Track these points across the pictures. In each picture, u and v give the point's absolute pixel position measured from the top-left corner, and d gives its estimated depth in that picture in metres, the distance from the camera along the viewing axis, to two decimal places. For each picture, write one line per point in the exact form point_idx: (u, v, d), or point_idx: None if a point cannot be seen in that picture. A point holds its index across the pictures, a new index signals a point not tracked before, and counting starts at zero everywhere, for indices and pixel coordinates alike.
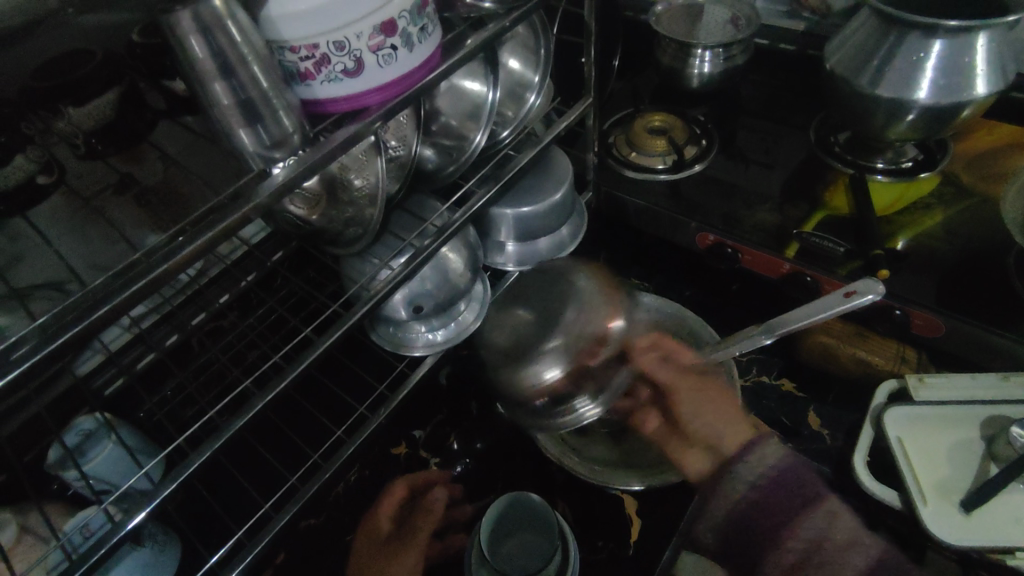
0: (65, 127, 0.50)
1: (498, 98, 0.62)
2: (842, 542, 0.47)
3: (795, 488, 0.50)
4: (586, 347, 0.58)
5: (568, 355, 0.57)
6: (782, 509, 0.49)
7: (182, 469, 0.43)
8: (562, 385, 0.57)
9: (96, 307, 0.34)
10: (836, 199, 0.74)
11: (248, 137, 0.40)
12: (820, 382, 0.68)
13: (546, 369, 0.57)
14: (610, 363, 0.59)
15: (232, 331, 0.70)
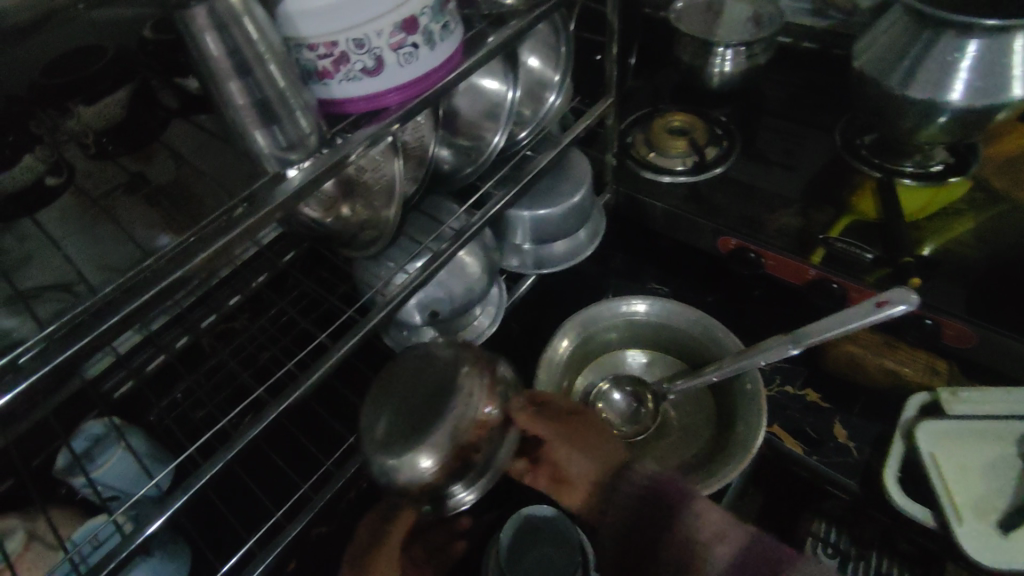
0: (74, 126, 0.49)
1: (516, 99, 0.60)
2: (713, 538, 0.41)
3: (672, 494, 0.42)
4: (464, 427, 0.41)
5: (450, 436, 0.41)
6: (650, 516, 0.42)
7: (194, 480, 0.41)
8: (438, 479, 0.41)
9: (106, 318, 0.34)
10: (864, 205, 0.72)
11: (265, 139, 0.39)
12: (847, 393, 0.66)
13: (419, 458, 0.41)
14: (499, 435, 0.43)
15: (243, 334, 0.69)
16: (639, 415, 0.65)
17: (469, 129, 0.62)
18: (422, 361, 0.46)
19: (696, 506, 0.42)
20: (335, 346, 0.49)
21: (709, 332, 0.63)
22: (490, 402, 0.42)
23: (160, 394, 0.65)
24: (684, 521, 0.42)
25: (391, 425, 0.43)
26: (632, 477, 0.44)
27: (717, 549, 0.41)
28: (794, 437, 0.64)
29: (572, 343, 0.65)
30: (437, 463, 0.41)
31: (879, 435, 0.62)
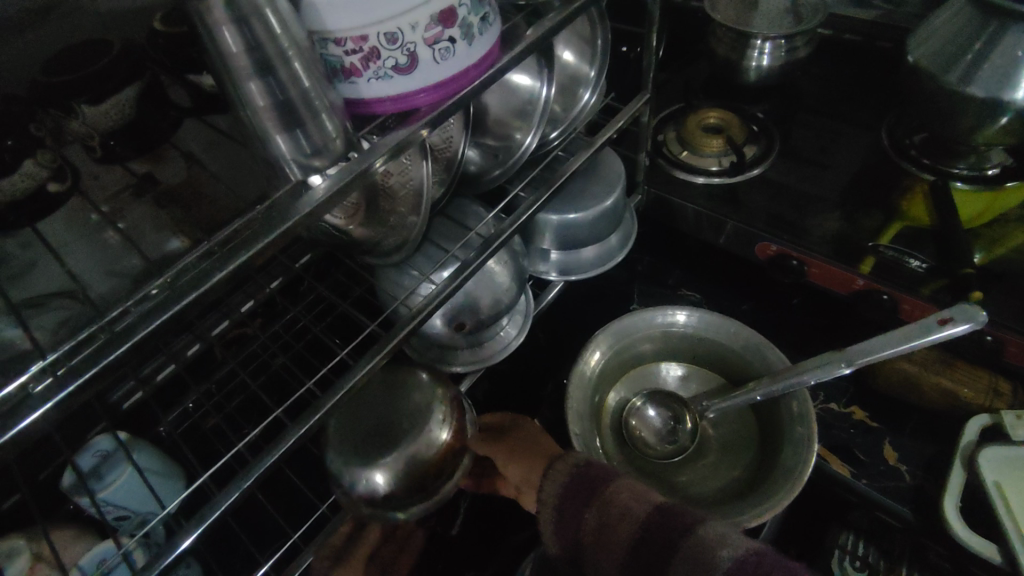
0: (79, 127, 0.46)
1: (551, 96, 0.56)
2: (617, 522, 0.44)
3: (588, 479, 0.47)
4: (423, 455, 0.47)
5: (404, 462, 0.46)
6: (573, 502, 0.47)
7: (207, 511, 0.37)
8: (391, 495, 0.46)
9: (114, 343, 0.30)
10: (915, 209, 0.68)
11: (286, 142, 0.35)
12: (896, 412, 0.62)
13: (374, 478, 0.45)
14: (455, 456, 0.48)
15: (256, 342, 0.65)
16: (675, 435, 0.63)
17: (499, 129, 0.58)
18: (387, 394, 0.51)
19: (607, 496, 0.45)
20: (361, 361, 0.45)
21: (754, 346, 0.59)
22: (447, 433, 0.48)
23: (168, 406, 0.61)
24: (597, 507, 0.45)
25: (355, 443, 0.47)
26: (551, 478, 0.48)
27: (618, 531, 0.43)
28: (840, 458, 0.60)
29: (605, 355, 0.60)
30: (389, 482, 0.45)
31: (932, 458, 0.59)
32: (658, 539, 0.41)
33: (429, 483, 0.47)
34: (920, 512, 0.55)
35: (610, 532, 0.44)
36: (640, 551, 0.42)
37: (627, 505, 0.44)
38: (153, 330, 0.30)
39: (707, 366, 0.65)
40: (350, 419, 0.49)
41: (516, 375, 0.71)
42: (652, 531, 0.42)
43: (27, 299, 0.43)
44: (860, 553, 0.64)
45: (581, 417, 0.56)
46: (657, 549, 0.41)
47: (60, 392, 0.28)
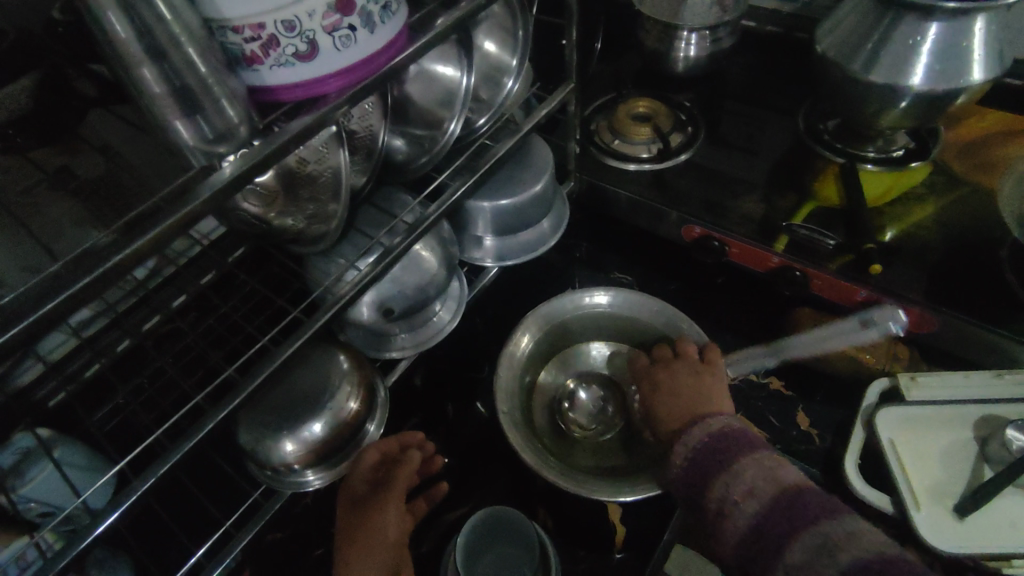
0: None
1: (471, 85, 0.58)
2: (741, 497, 0.46)
3: (722, 447, 0.49)
4: (330, 425, 0.54)
5: (310, 435, 0.53)
6: (703, 459, 0.49)
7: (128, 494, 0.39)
8: (298, 461, 0.53)
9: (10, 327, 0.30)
10: (826, 190, 0.72)
11: (187, 129, 0.36)
12: (808, 380, 0.66)
13: (282, 446, 0.53)
14: (358, 425, 0.57)
15: (188, 334, 0.64)
16: (604, 415, 0.65)
17: (423, 118, 0.58)
18: (306, 368, 0.56)
19: (736, 468, 0.47)
20: (282, 346, 0.47)
21: (673, 324, 0.62)
22: (352, 404, 0.56)
23: (89, 410, 0.59)
24: (729, 474, 0.47)
25: (264, 417, 0.54)
26: (686, 442, 0.51)
27: (742, 507, 0.45)
28: (755, 425, 0.64)
29: (534, 339, 0.62)
30: (301, 449, 0.53)
31: (839, 423, 0.63)
32: (783, 517, 0.43)
33: (334, 449, 0.55)
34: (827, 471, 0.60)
35: (734, 505, 0.46)
36: (763, 530, 0.44)
37: (753, 482, 0.46)
38: (50, 314, 0.31)
39: (628, 341, 0.67)
40: (263, 400, 0.55)
41: (452, 360, 0.72)
42: (778, 516, 0.44)
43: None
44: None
45: (512, 397, 0.58)
46: (774, 544, 0.43)
47: None
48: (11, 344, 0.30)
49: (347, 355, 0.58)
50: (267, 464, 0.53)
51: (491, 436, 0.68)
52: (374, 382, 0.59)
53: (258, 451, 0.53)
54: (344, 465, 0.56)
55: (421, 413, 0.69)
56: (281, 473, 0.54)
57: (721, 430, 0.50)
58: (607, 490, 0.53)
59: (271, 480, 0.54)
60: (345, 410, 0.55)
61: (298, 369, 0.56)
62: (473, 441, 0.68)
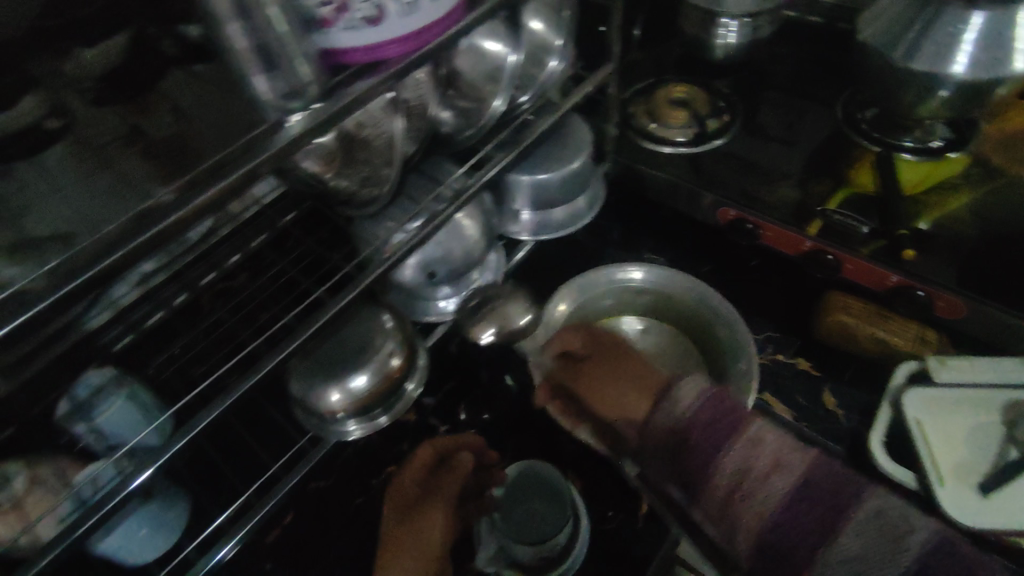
0: (74, 70, 0.53)
1: (517, 62, 0.60)
2: (768, 470, 0.44)
3: (720, 416, 0.47)
4: (374, 378, 0.58)
5: (356, 387, 0.57)
6: (709, 429, 0.47)
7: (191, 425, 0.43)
8: (344, 411, 0.57)
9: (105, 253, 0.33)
10: (860, 177, 0.72)
11: (264, 84, 0.39)
12: (836, 362, 0.67)
13: (328, 396, 0.56)
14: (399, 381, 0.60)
15: (242, 292, 0.69)
16: None
17: (471, 91, 0.61)
18: (352, 324, 0.60)
19: (747, 438, 0.46)
20: (334, 298, 0.50)
21: (700, 298, 0.64)
22: (395, 362, 0.59)
23: (146, 360, 0.63)
24: (738, 443, 0.46)
25: (314, 369, 0.57)
26: (683, 401, 0.49)
27: (770, 481, 0.44)
28: (782, 403, 0.65)
29: (569, 306, 0.66)
30: (346, 400, 0.57)
31: (867, 405, 0.64)
32: (815, 500, 0.42)
33: (378, 401, 0.59)
34: (853, 450, 0.61)
35: (763, 478, 0.44)
36: (798, 510, 0.42)
37: (772, 454, 0.45)
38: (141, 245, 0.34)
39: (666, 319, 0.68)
40: (312, 353, 0.58)
41: (487, 330, 0.75)
42: (814, 495, 0.42)
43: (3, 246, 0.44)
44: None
45: (544, 360, 0.62)
46: (813, 530, 0.42)
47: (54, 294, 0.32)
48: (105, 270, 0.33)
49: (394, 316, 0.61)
50: (314, 411, 0.57)
51: (522, 404, 0.70)
52: (416, 343, 0.62)
53: (306, 399, 0.57)
54: (383, 421, 0.60)
55: (456, 379, 0.72)
56: (329, 421, 0.58)
57: (711, 395, 0.49)
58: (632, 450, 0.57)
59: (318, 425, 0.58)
60: (390, 366, 0.59)
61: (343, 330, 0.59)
62: (505, 409, 0.70)
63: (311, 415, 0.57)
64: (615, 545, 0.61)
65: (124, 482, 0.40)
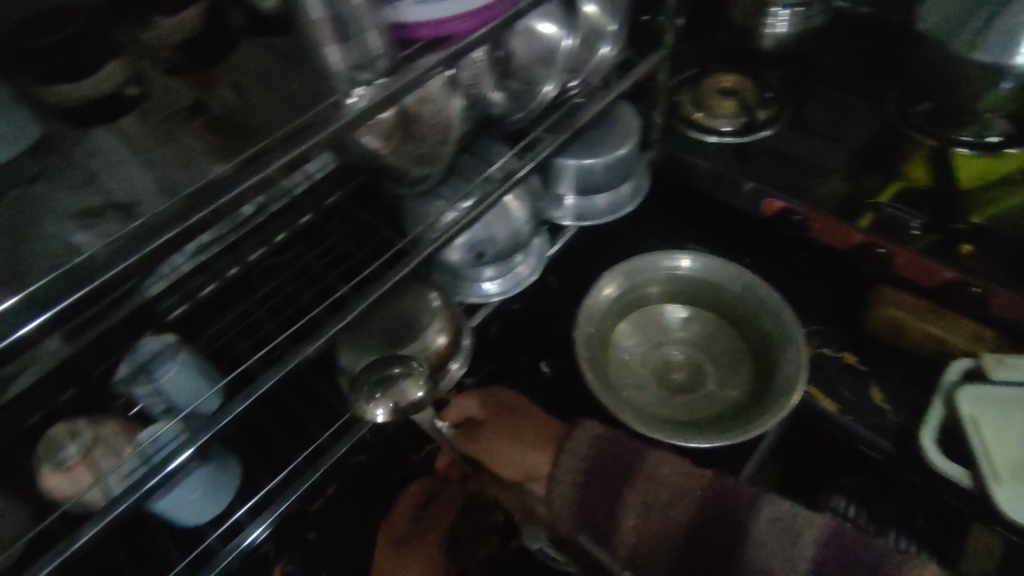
0: (151, 39, 0.54)
1: (573, 46, 0.60)
2: (669, 501, 0.58)
3: (619, 461, 0.60)
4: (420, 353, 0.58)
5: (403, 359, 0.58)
6: (604, 490, 0.59)
7: (234, 405, 0.42)
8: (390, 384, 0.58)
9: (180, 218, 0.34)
10: (915, 171, 0.70)
11: (338, 55, 0.39)
12: (884, 358, 0.66)
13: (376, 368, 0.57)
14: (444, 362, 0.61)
15: (297, 262, 0.70)
16: (672, 374, 0.65)
17: (523, 74, 0.59)
18: (401, 304, 0.60)
19: (636, 477, 0.59)
20: (390, 272, 0.50)
21: (750, 290, 0.63)
22: (441, 340, 0.60)
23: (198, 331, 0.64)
24: (637, 486, 0.59)
25: (363, 344, 0.58)
26: (576, 461, 0.61)
27: (671, 512, 0.57)
28: (827, 396, 0.64)
29: (617, 290, 0.65)
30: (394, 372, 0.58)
31: (914, 401, 0.63)
32: (719, 516, 0.56)
33: (424, 379, 0.59)
34: (900, 444, 0.60)
35: (666, 510, 0.57)
36: (697, 535, 0.56)
37: (665, 478, 0.59)
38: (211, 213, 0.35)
39: (710, 308, 0.67)
40: (361, 327, 0.59)
41: (527, 313, 0.75)
42: (709, 513, 0.56)
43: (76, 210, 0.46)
44: (848, 515, 0.80)
45: (589, 343, 0.62)
46: (711, 547, 0.56)
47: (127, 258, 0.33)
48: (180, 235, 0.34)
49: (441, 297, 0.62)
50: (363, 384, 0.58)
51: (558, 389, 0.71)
52: (462, 325, 0.63)
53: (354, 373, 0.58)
54: (427, 398, 0.60)
55: (496, 361, 0.74)
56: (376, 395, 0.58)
57: (607, 437, 0.61)
58: (682, 436, 0.56)
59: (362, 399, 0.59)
60: (434, 342, 0.59)
61: (393, 311, 0.60)
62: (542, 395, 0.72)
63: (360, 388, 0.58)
64: None
65: (185, 444, 0.40)
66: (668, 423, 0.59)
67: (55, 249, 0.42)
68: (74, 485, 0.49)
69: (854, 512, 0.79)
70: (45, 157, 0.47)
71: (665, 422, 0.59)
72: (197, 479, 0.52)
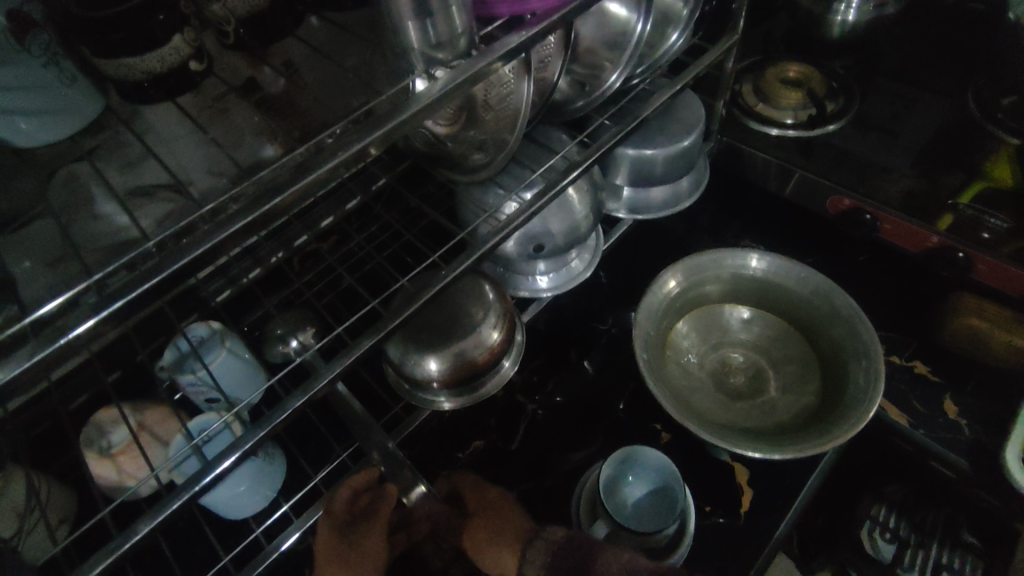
0: (218, 10, 0.46)
1: (646, 32, 0.53)
2: None
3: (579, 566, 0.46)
4: (472, 349, 0.56)
5: (455, 355, 0.56)
6: None
7: (274, 414, 0.38)
8: (437, 379, 0.56)
9: (246, 213, 0.31)
10: (999, 169, 0.63)
11: (416, 32, 0.37)
12: (958, 369, 0.63)
13: (427, 362, 0.55)
14: (496, 359, 0.58)
15: (346, 248, 0.67)
16: (729, 378, 0.63)
17: (589, 59, 0.57)
18: (452, 298, 0.58)
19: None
20: (450, 263, 0.47)
21: (823, 293, 0.59)
22: (495, 336, 0.58)
23: (240, 317, 0.62)
24: None
25: (413, 336, 0.56)
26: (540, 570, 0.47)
27: None
28: (898, 408, 0.61)
29: (677, 287, 0.62)
30: (443, 368, 0.56)
31: (992, 416, 0.59)
32: None
33: (474, 376, 0.57)
34: (977, 464, 0.56)
35: None
36: None
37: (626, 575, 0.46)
38: (274, 208, 0.31)
39: (775, 310, 0.64)
40: (414, 318, 0.57)
41: (575, 308, 0.73)
42: None
43: (132, 188, 0.47)
44: (892, 527, 0.78)
45: (648, 343, 0.58)
46: None
47: (183, 256, 0.29)
48: (248, 227, 0.31)
49: (495, 291, 0.59)
50: (411, 375, 0.56)
51: (605, 387, 0.67)
52: (515, 321, 0.61)
53: (404, 366, 0.56)
54: (480, 394, 0.58)
55: (544, 356, 0.69)
56: (423, 387, 0.57)
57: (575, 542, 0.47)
58: (749, 445, 0.52)
59: (405, 386, 0.58)
60: (489, 340, 0.57)
61: (444, 309, 0.58)
62: (594, 394, 0.66)
63: (409, 380, 0.57)
64: (717, 542, 0.57)
65: (243, 440, 0.37)
66: (731, 430, 0.56)
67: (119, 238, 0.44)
68: (123, 472, 0.48)
69: (895, 523, 0.78)
70: (100, 133, 0.45)
71: (728, 428, 0.57)
72: (244, 472, 0.51)
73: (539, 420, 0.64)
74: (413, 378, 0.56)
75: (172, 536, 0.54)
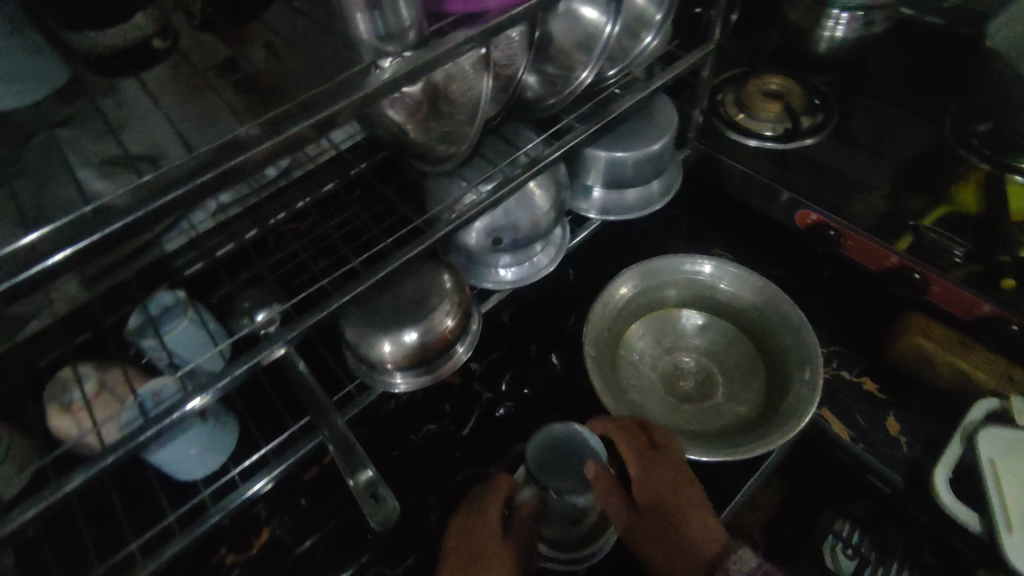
0: None
1: (615, 35, 0.53)
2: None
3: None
4: (427, 334, 0.58)
5: (408, 338, 0.57)
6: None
7: (214, 380, 0.40)
8: (390, 361, 0.58)
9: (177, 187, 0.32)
10: (965, 198, 0.66)
11: (365, 22, 0.39)
12: (907, 389, 0.64)
13: (380, 344, 0.57)
14: (449, 344, 0.60)
15: (317, 229, 0.69)
16: (680, 380, 0.64)
17: (559, 57, 0.59)
18: (412, 284, 0.60)
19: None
20: (403, 248, 0.49)
21: (774, 304, 0.61)
22: (449, 323, 0.59)
23: (209, 290, 0.64)
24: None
25: (369, 318, 0.58)
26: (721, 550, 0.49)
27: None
28: (840, 421, 0.62)
29: (632, 291, 0.64)
30: (397, 351, 0.57)
31: (932, 435, 0.60)
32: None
33: (427, 360, 0.59)
34: (913, 481, 0.58)
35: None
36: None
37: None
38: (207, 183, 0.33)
39: (730, 318, 0.66)
40: (373, 301, 0.59)
41: (541, 303, 0.74)
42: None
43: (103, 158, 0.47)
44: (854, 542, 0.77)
45: (599, 341, 0.60)
46: None
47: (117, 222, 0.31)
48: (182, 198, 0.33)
49: (453, 280, 0.61)
50: (365, 356, 0.58)
51: (560, 382, 0.68)
52: (471, 309, 0.62)
53: (359, 347, 0.58)
54: (433, 378, 0.60)
55: (504, 348, 0.70)
56: (377, 368, 0.59)
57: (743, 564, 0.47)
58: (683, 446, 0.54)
59: (359, 365, 0.60)
60: (442, 326, 0.59)
61: (402, 294, 0.59)
62: (549, 387, 0.68)
63: (363, 360, 0.59)
64: None
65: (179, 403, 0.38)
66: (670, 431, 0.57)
67: (68, 198, 0.44)
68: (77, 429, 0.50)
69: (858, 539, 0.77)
70: (74, 103, 0.48)
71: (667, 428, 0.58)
72: (194, 437, 0.53)
73: (492, 409, 0.66)
74: (367, 358, 0.58)
75: (126, 493, 0.56)
